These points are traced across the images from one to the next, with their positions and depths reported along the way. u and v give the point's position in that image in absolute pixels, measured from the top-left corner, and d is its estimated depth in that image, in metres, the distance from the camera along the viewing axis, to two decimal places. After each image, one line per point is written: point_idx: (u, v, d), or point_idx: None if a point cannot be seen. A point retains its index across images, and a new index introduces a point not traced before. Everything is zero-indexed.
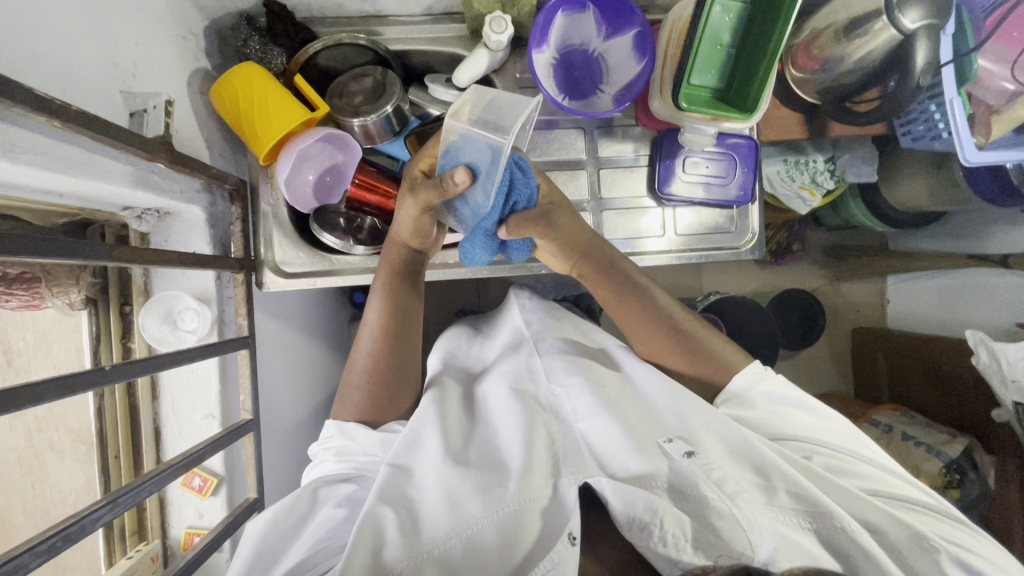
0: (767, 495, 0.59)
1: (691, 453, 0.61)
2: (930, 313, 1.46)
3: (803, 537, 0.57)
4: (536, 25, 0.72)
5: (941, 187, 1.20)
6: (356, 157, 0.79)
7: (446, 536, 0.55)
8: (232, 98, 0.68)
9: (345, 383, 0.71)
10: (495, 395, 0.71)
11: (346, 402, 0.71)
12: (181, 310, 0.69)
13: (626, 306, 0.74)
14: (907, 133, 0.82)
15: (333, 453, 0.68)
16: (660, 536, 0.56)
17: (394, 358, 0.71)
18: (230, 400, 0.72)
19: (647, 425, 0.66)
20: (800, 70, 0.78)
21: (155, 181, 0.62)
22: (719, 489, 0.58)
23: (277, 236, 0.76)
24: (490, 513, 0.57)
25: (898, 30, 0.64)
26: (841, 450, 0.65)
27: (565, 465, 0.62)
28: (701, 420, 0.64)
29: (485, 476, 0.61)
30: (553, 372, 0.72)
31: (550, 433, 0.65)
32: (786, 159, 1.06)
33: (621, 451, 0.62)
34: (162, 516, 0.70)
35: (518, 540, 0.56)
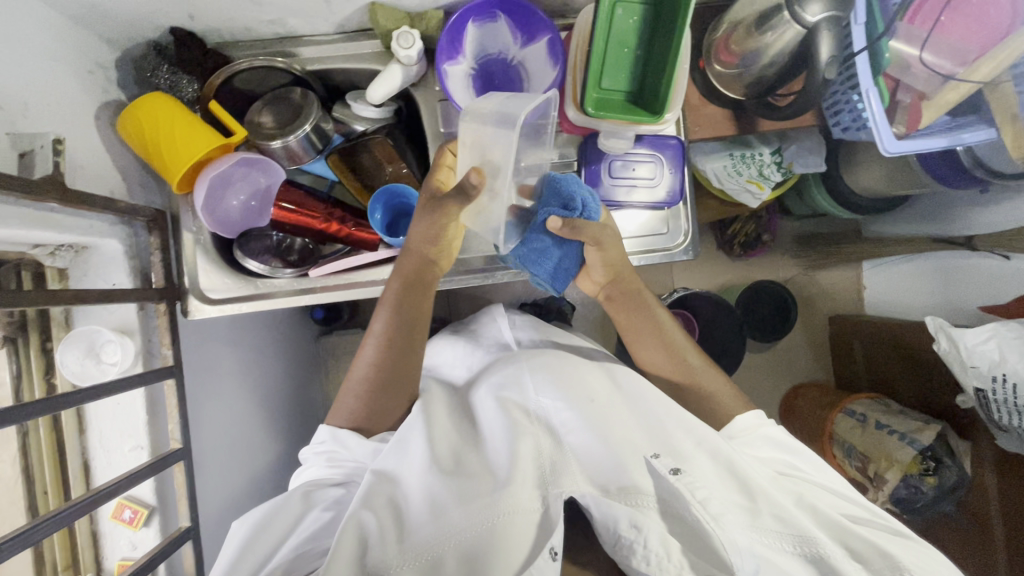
0: (752, 514, 0.57)
1: (678, 470, 0.57)
2: (909, 297, 1.42)
3: (787, 562, 0.55)
4: (443, 38, 0.72)
5: (898, 171, 1.18)
6: (279, 179, 0.79)
7: (432, 542, 0.55)
8: (141, 130, 0.68)
9: (343, 391, 0.73)
10: (483, 407, 0.70)
11: (341, 407, 0.72)
12: (103, 343, 0.69)
13: (633, 324, 0.78)
14: (837, 124, 0.81)
15: (324, 458, 0.68)
16: (643, 554, 0.54)
17: (388, 372, 0.71)
18: (158, 430, 0.72)
19: (631, 437, 0.62)
20: (724, 66, 0.77)
21: (55, 219, 0.61)
22: (706, 509, 0.54)
23: (201, 262, 0.76)
24: (476, 518, 0.55)
25: (801, 25, 0.62)
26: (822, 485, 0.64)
27: (554, 480, 0.59)
28: (688, 433, 0.63)
29: (467, 485, 0.59)
30: (542, 387, 0.70)
31: (538, 445, 0.62)
32: (732, 153, 1.04)
33: (607, 465, 0.59)
34: (95, 550, 0.70)
35: (496, 550, 0.53)
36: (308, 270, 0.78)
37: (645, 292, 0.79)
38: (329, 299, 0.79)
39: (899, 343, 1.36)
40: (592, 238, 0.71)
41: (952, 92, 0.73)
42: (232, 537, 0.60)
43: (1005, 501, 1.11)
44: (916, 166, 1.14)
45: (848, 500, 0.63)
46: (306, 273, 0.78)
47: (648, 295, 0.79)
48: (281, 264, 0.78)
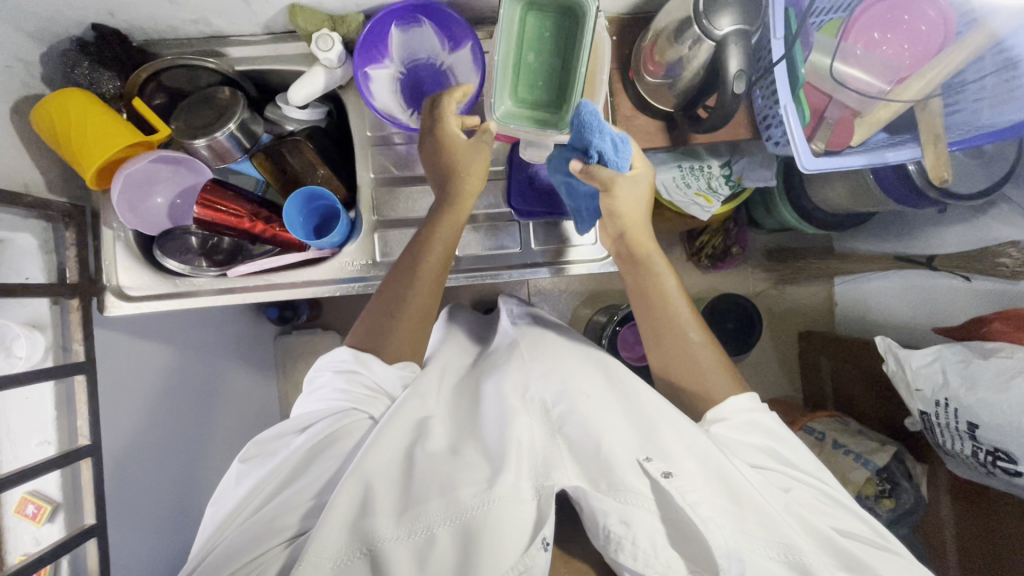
0: (740, 514, 0.57)
1: (669, 474, 0.59)
2: (893, 305, 1.36)
3: (772, 568, 0.56)
4: (362, 41, 0.72)
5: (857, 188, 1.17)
6: (206, 177, 0.79)
7: (428, 523, 0.56)
8: (53, 124, 0.68)
9: (361, 315, 0.73)
10: (483, 397, 0.71)
11: (356, 332, 0.72)
12: (12, 338, 0.67)
13: (635, 284, 0.76)
14: (768, 138, 0.79)
15: (330, 385, 0.68)
16: (631, 550, 0.56)
17: (394, 296, 0.71)
18: (69, 425, 0.72)
19: (628, 434, 0.64)
20: (651, 77, 0.76)
21: None
22: (694, 512, 0.56)
23: (121, 258, 0.77)
24: (470, 499, 0.57)
25: (710, 38, 0.61)
26: (816, 488, 0.64)
27: (545, 472, 0.62)
28: (675, 434, 0.62)
29: (461, 471, 0.60)
30: (538, 376, 0.72)
31: (531, 434, 0.65)
32: (681, 165, 1.04)
33: (600, 464, 0.61)
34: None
35: (483, 532, 0.55)
36: (227, 270, 0.78)
37: (652, 255, 0.75)
38: (248, 300, 0.80)
39: (863, 362, 1.34)
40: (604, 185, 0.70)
41: (884, 109, 0.71)
42: (238, 476, 0.65)
43: (958, 528, 1.08)
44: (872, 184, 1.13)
45: (840, 510, 0.62)
46: (226, 272, 0.78)
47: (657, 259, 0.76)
48: (203, 263, 0.78)
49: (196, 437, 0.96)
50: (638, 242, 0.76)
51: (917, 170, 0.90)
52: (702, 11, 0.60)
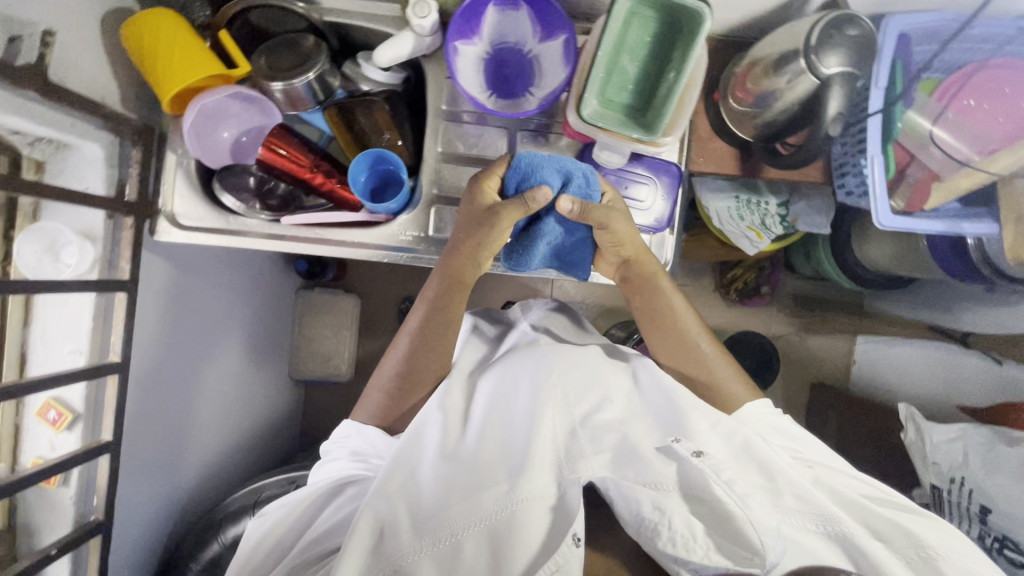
0: (773, 495, 0.62)
1: (700, 453, 0.62)
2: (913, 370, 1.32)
3: (810, 540, 0.60)
4: (457, 15, 0.71)
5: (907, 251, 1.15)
6: (275, 121, 0.80)
7: (460, 529, 0.59)
8: (142, 43, 0.69)
9: (370, 386, 0.76)
10: (494, 386, 0.72)
11: (366, 404, 0.75)
12: (63, 245, 0.70)
13: (644, 313, 0.79)
14: (841, 186, 0.77)
15: (348, 452, 0.72)
16: (669, 536, 0.59)
17: (410, 375, 0.74)
18: (103, 339, 0.72)
19: (647, 428, 0.67)
20: (738, 102, 0.75)
21: (33, 107, 0.60)
22: (730, 489, 0.60)
23: (178, 186, 0.76)
24: (495, 505, 0.60)
25: (814, 76, 0.60)
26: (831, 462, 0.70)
27: (568, 466, 0.63)
28: (705, 424, 0.66)
29: (486, 473, 0.63)
30: (567, 369, 0.71)
31: (553, 427, 0.66)
32: (738, 196, 1.02)
33: (627, 459, 0.63)
34: (13, 444, 0.69)
35: (513, 532, 0.59)
36: (282, 217, 0.77)
37: (660, 280, 0.77)
38: (297, 251, 0.79)
39: (876, 426, 1.32)
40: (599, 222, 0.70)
41: (965, 178, 0.69)
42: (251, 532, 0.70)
43: None
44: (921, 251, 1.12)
45: (859, 479, 0.68)
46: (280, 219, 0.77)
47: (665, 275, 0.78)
48: (258, 206, 0.77)
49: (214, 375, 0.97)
50: (644, 274, 0.77)
51: (976, 246, 0.89)
52: (813, 46, 0.58)
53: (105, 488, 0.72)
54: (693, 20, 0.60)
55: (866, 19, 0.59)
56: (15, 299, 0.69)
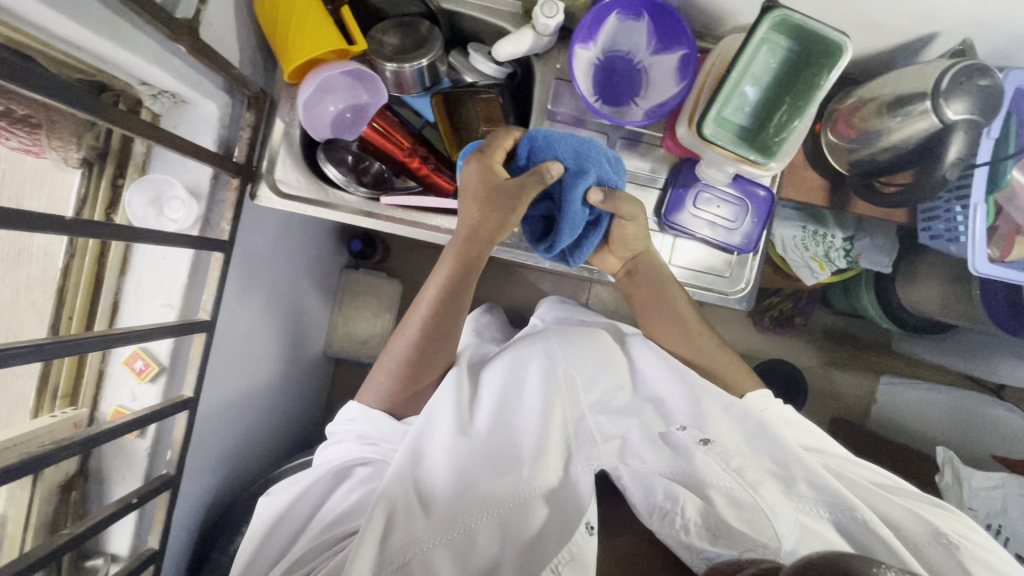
0: (783, 483, 0.63)
1: (706, 441, 0.65)
2: (933, 415, 1.35)
3: (822, 527, 0.61)
4: (584, 21, 0.72)
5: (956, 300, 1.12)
6: (381, 101, 0.80)
7: (476, 512, 0.60)
8: (275, 11, 0.70)
9: (375, 368, 0.75)
10: (504, 373, 0.74)
11: (375, 386, 0.74)
12: (170, 197, 0.70)
13: (650, 305, 0.81)
14: (926, 229, 0.79)
15: (354, 436, 0.73)
16: (682, 523, 0.59)
17: (423, 358, 0.72)
18: (194, 297, 0.73)
19: (653, 418, 0.70)
20: (837, 136, 0.77)
21: (173, 62, 0.61)
22: (740, 477, 0.62)
23: (281, 153, 0.76)
24: (506, 490, 0.62)
25: (939, 119, 0.62)
26: (839, 452, 0.72)
27: (577, 451, 0.66)
28: (716, 413, 0.68)
29: (503, 460, 0.64)
30: (572, 357, 0.73)
31: (565, 417, 0.68)
32: (806, 226, 1.04)
33: (638, 445, 0.66)
34: (96, 389, 0.71)
35: (529, 516, 0.61)
36: (380, 197, 0.78)
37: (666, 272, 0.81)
38: (393, 230, 0.79)
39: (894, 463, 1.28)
40: (627, 213, 0.71)
41: None
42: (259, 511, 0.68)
43: None
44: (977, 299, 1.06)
45: (865, 469, 0.70)
46: (377, 198, 0.78)
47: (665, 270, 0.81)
48: (357, 182, 0.78)
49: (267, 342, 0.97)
50: (649, 268, 0.80)
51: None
52: (942, 90, 0.60)
53: (180, 444, 0.72)
54: (829, 53, 0.61)
55: (998, 72, 0.61)
56: (116, 246, 0.70)
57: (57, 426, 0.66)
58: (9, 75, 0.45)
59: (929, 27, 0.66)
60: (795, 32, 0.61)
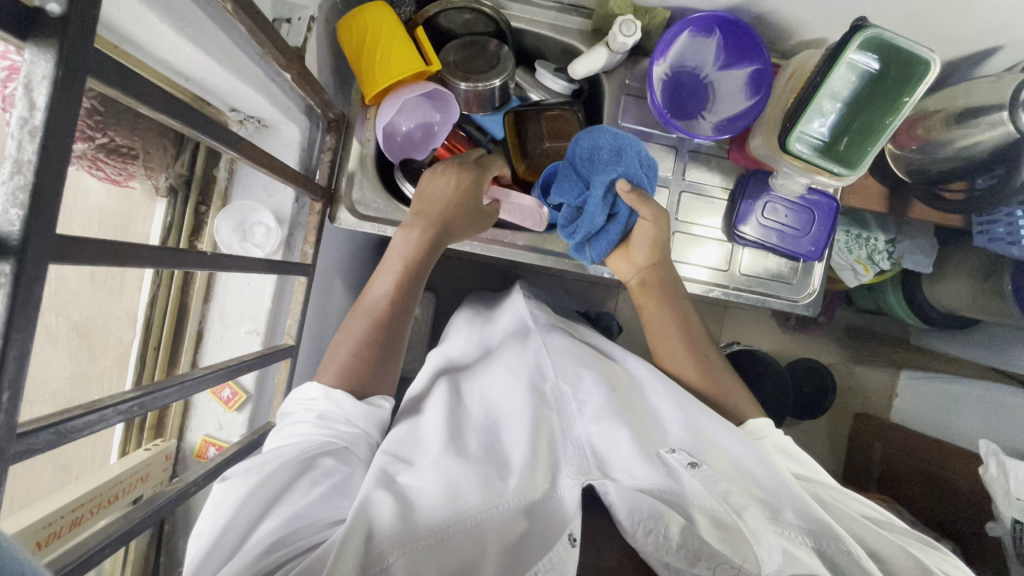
0: (772, 512, 0.57)
1: (694, 465, 0.59)
2: (958, 406, 1.36)
3: (807, 556, 0.53)
4: (661, 39, 0.73)
5: (985, 295, 1.09)
6: (451, 118, 0.79)
7: (443, 527, 0.52)
8: (359, 34, 0.70)
9: (334, 343, 0.65)
10: (496, 390, 0.69)
11: (331, 364, 0.63)
12: (254, 223, 0.69)
13: (654, 320, 0.77)
14: (983, 232, 0.82)
15: (315, 415, 0.59)
16: (666, 544, 0.54)
17: (383, 343, 0.64)
18: (276, 323, 0.72)
19: (647, 430, 0.64)
20: (897, 146, 0.79)
21: (273, 89, 0.61)
22: (726, 502, 0.55)
23: (358, 176, 0.76)
24: (490, 504, 0.53)
25: (1015, 128, 0.65)
26: (831, 483, 0.65)
27: (566, 464, 0.59)
28: (710, 435, 0.63)
29: (485, 468, 0.57)
30: (562, 370, 0.70)
31: (552, 432, 0.63)
32: (848, 230, 1.06)
33: (628, 457, 0.59)
34: (183, 419, 0.70)
35: (513, 529, 0.54)
36: None
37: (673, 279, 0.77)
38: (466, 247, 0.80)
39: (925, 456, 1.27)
40: (651, 213, 0.71)
41: None
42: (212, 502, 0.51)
43: None
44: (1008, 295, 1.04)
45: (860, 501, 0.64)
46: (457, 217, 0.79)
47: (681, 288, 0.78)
48: None
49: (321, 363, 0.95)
50: (663, 278, 0.76)
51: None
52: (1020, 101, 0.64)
53: None
54: (913, 68, 0.64)
55: None
56: (200, 274, 0.69)
57: (152, 461, 0.65)
58: None
59: (996, 40, 0.69)
60: (881, 49, 0.64)
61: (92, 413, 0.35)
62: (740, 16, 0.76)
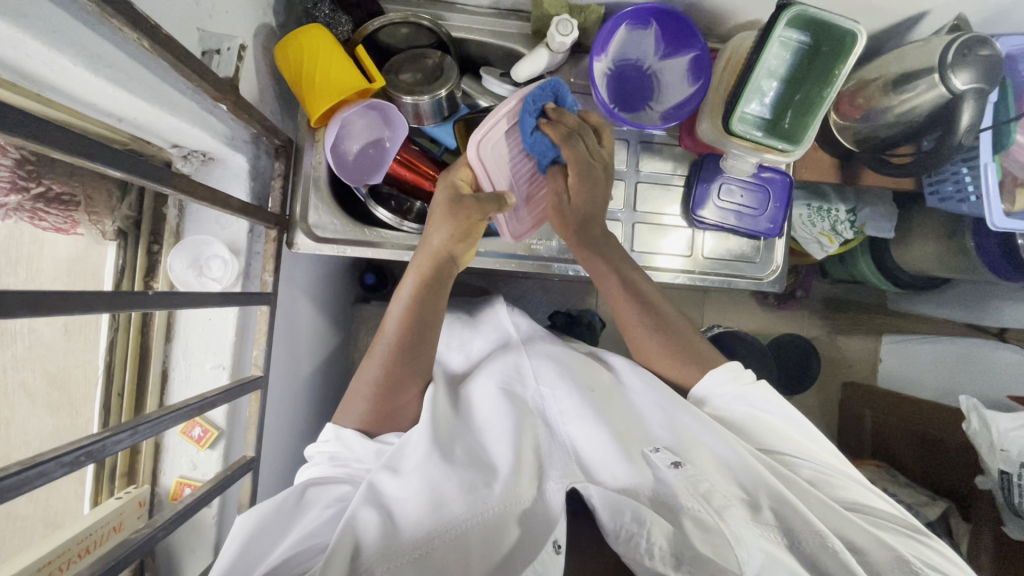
0: (753, 509, 0.57)
1: (679, 463, 0.59)
2: (938, 371, 1.41)
3: (787, 555, 0.54)
4: (599, 34, 0.74)
5: (952, 256, 1.11)
6: (400, 134, 0.77)
7: (427, 537, 0.53)
8: (296, 58, 0.69)
9: (352, 389, 0.69)
10: (482, 395, 0.69)
11: (353, 405, 0.68)
12: (210, 257, 0.69)
13: (596, 270, 0.76)
14: (934, 192, 0.84)
15: (328, 457, 0.66)
16: (646, 548, 0.54)
17: (398, 380, 0.67)
18: (243, 355, 0.71)
19: (630, 430, 0.65)
20: (842, 117, 0.81)
21: (212, 121, 0.60)
22: (707, 502, 0.56)
23: (313, 199, 0.76)
24: (477, 511, 0.55)
25: (948, 89, 0.66)
26: (804, 457, 0.65)
27: (551, 469, 0.61)
28: (692, 433, 0.63)
29: (471, 475, 0.58)
30: (541, 374, 0.70)
31: (536, 438, 0.64)
32: (810, 204, 1.07)
33: (609, 457, 0.60)
34: (155, 463, 0.68)
35: (501, 537, 0.55)
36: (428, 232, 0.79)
37: (596, 220, 0.74)
38: None
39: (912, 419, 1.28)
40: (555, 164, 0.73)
41: None
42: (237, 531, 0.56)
43: None
44: (972, 251, 1.05)
45: (848, 485, 0.64)
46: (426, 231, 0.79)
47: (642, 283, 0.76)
48: (405, 219, 0.79)
49: (296, 390, 0.94)
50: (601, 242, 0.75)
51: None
52: (948, 63, 0.65)
53: (247, 506, 0.70)
54: (842, 41, 0.65)
55: (995, 43, 0.65)
56: (159, 313, 0.68)
57: (125, 508, 0.63)
58: (85, 150, 0.40)
59: (922, 6, 0.71)
60: (811, 24, 0.65)
61: (30, 468, 0.34)
62: (675, 5, 0.76)
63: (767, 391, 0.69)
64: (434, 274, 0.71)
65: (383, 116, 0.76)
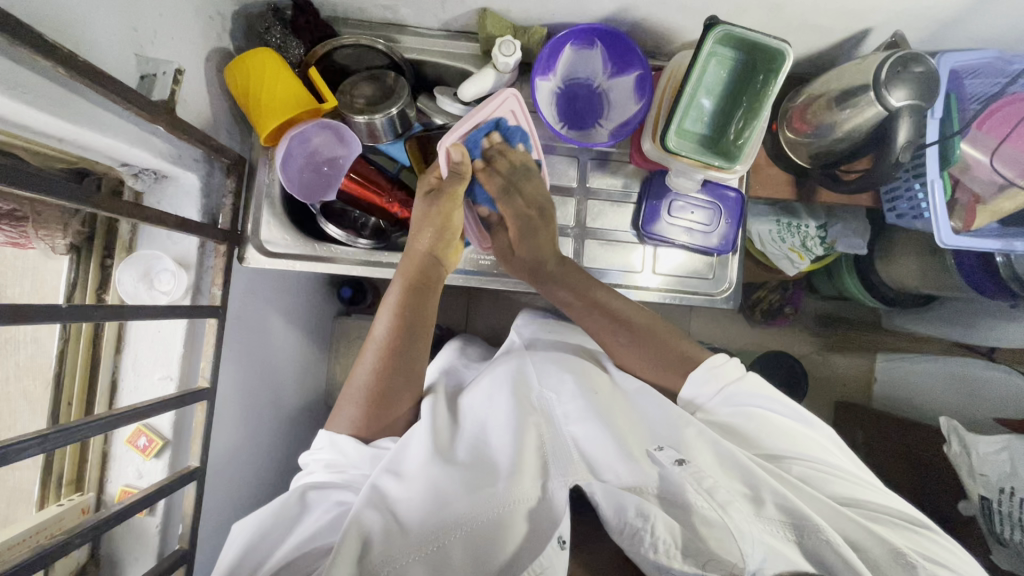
0: (754, 502, 0.55)
1: (682, 461, 0.57)
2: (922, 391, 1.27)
3: (789, 549, 0.52)
4: (543, 54, 0.75)
5: (933, 271, 1.04)
6: (355, 151, 0.80)
7: (436, 532, 0.54)
8: (245, 79, 0.72)
9: (343, 396, 0.69)
10: (479, 403, 0.70)
11: (342, 414, 0.68)
12: (160, 271, 0.71)
13: (575, 310, 0.76)
14: (892, 209, 0.83)
15: (322, 465, 0.66)
16: (651, 543, 0.53)
17: (391, 384, 0.68)
18: (191, 366, 0.73)
19: (633, 432, 0.62)
20: (793, 133, 0.80)
21: (154, 142, 0.63)
22: (710, 497, 0.53)
23: (266, 215, 0.79)
24: (479, 510, 0.55)
25: (884, 107, 0.65)
26: (798, 454, 0.63)
27: (554, 467, 0.61)
28: (692, 430, 0.61)
29: (472, 476, 0.59)
30: (545, 377, 0.71)
31: (540, 435, 0.64)
32: (779, 220, 1.04)
33: (611, 456, 0.59)
34: (102, 470, 0.71)
35: (505, 538, 0.54)
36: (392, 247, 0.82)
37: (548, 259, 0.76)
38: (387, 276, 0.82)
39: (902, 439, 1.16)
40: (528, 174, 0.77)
41: (1009, 201, 0.73)
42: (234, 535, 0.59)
43: None
44: (951, 268, 0.99)
45: (855, 482, 0.61)
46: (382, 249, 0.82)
47: (620, 305, 0.74)
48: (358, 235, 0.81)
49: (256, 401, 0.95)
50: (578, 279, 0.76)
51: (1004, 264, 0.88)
52: (883, 80, 0.64)
53: (190, 515, 0.71)
54: (773, 57, 0.65)
55: (930, 58, 0.65)
56: (110, 325, 0.71)
57: (67, 514, 0.65)
58: None
59: (864, 23, 0.71)
60: (741, 42, 0.65)
61: None
62: (619, 25, 0.78)
63: (759, 385, 0.68)
64: (419, 280, 0.72)
65: (338, 134, 0.79)
